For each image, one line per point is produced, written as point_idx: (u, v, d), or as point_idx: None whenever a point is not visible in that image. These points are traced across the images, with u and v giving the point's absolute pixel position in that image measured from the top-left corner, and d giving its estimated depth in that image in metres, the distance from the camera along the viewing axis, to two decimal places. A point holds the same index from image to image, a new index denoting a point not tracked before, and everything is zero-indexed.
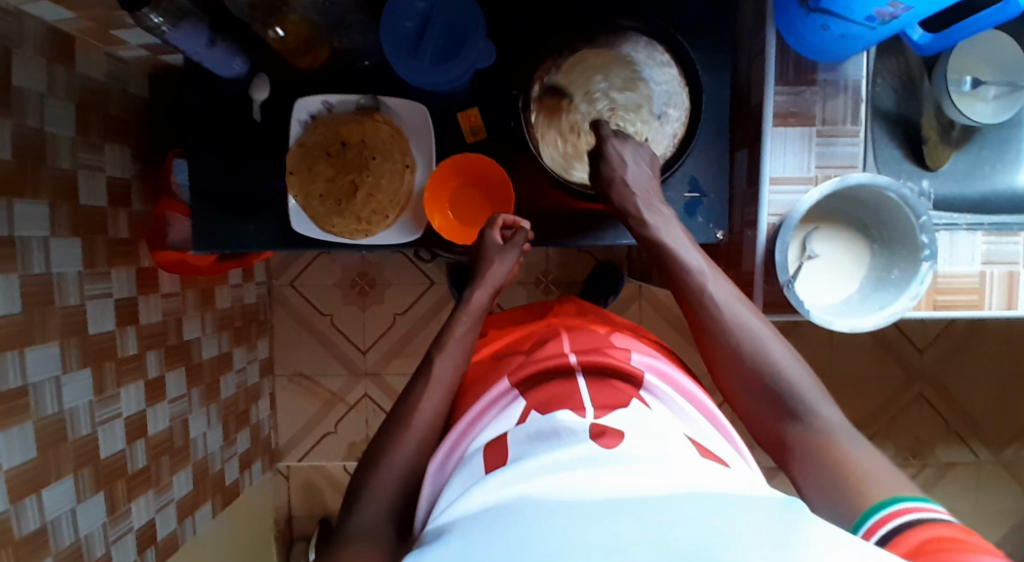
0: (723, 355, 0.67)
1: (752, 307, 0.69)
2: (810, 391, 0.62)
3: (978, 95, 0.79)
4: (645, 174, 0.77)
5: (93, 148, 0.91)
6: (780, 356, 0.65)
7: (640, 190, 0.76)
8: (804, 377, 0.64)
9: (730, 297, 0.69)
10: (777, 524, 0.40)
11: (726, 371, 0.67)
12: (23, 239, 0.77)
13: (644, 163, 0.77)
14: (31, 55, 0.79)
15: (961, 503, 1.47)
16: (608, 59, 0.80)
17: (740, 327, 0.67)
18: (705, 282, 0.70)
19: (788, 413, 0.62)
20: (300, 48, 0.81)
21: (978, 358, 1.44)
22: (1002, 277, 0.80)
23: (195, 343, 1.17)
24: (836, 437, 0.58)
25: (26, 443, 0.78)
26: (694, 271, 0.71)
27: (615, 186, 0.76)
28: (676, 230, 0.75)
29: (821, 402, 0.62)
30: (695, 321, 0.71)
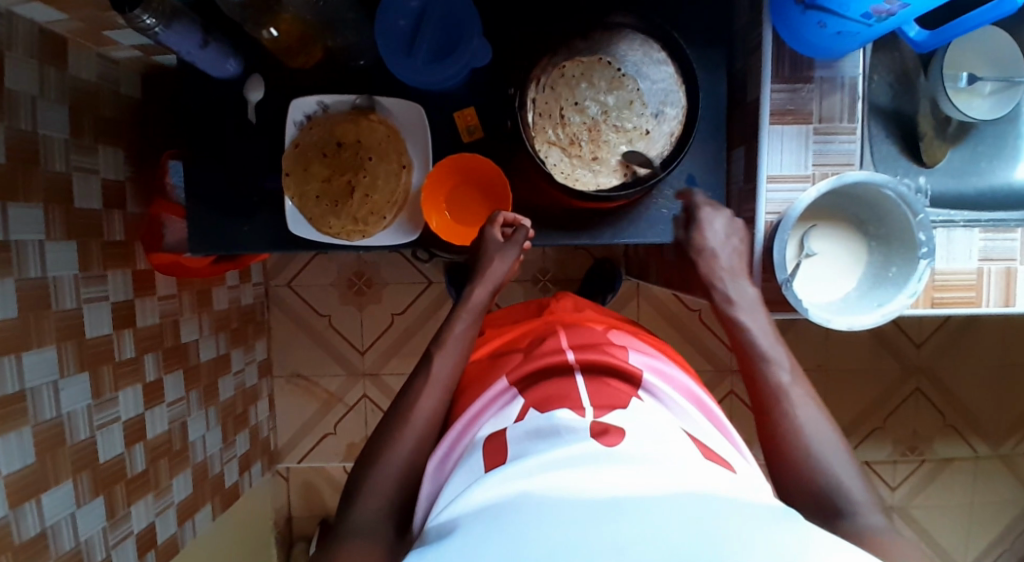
0: (774, 443, 0.63)
1: (820, 405, 0.65)
2: (863, 500, 0.57)
3: (975, 91, 0.79)
4: (736, 249, 0.78)
5: (86, 150, 0.91)
6: (837, 453, 0.61)
7: (727, 263, 0.76)
8: (860, 485, 0.58)
9: (800, 391, 0.66)
10: (777, 529, 0.40)
11: (776, 463, 0.63)
12: (18, 243, 0.77)
13: (734, 235, 0.78)
14: (22, 57, 0.78)
15: (958, 497, 1.48)
16: (593, 61, 0.79)
17: (802, 419, 0.63)
18: (774, 369, 0.68)
19: (833, 512, 0.57)
20: (294, 48, 0.80)
21: (974, 352, 1.45)
22: (1000, 274, 0.80)
23: (193, 345, 1.17)
24: (881, 549, 0.52)
25: (25, 448, 0.78)
26: (765, 356, 0.69)
27: (705, 256, 0.78)
28: (758, 315, 0.73)
29: (874, 514, 0.56)
30: (757, 409, 0.67)
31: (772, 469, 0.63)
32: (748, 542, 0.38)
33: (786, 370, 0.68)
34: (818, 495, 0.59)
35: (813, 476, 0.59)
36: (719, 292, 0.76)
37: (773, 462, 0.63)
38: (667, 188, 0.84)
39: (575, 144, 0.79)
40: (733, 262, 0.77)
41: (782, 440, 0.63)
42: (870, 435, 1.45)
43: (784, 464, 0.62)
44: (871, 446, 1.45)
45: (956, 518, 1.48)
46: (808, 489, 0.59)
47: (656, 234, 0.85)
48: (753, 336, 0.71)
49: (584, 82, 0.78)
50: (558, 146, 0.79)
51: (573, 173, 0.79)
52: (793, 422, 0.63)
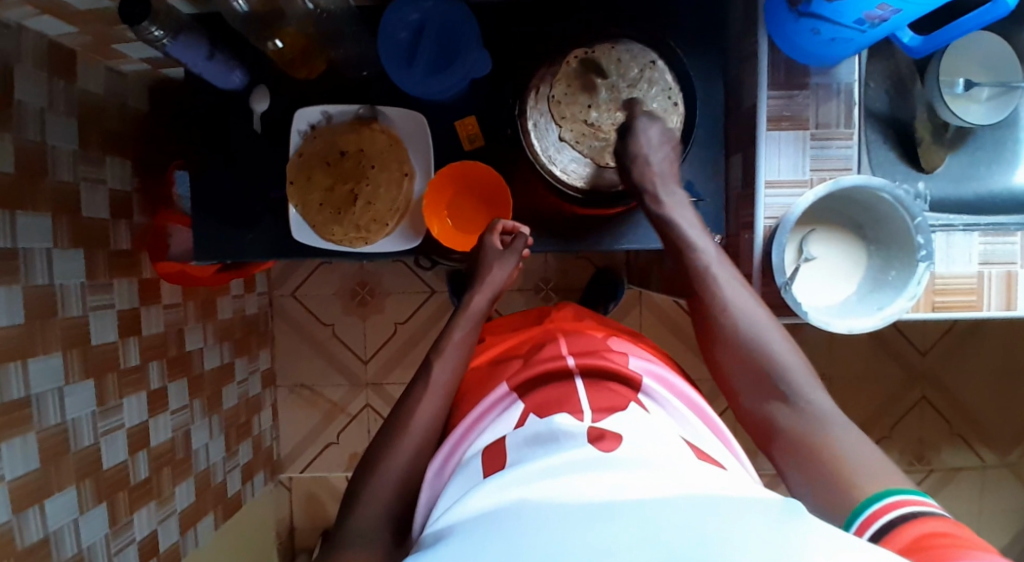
0: (717, 340, 0.68)
1: (750, 290, 0.70)
2: (800, 377, 0.63)
3: (972, 97, 0.80)
4: (666, 156, 0.78)
5: (94, 161, 0.92)
6: (775, 339, 0.65)
7: (659, 168, 0.76)
8: (795, 360, 0.64)
9: (730, 276, 0.70)
10: (776, 529, 0.39)
11: (719, 350, 0.68)
12: (26, 252, 0.78)
13: (665, 141, 0.78)
14: (33, 69, 0.80)
15: (967, 507, 1.46)
16: (604, 57, 0.79)
17: (735, 311, 0.67)
18: (704, 261, 0.71)
19: (774, 392, 0.63)
20: (298, 60, 0.82)
21: (980, 359, 1.44)
22: (1000, 277, 0.79)
23: (197, 354, 1.18)
24: (820, 424, 0.59)
25: (29, 454, 0.78)
26: (696, 246, 0.72)
27: (638, 162, 0.76)
28: (685, 209, 0.76)
29: (811, 388, 0.62)
30: (693, 299, 0.72)
31: (714, 354, 0.68)
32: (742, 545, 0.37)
33: (715, 257, 0.72)
34: (760, 378, 0.64)
35: (753, 360, 0.65)
36: (649, 193, 0.76)
37: (716, 349, 0.68)
38: None
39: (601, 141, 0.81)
40: (664, 165, 0.77)
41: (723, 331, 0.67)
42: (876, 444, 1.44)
43: (727, 353, 0.67)
44: None
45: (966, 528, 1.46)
46: (750, 374, 0.65)
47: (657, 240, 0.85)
48: (684, 230, 0.74)
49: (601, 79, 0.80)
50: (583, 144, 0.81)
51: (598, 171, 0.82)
52: (730, 312, 0.68)
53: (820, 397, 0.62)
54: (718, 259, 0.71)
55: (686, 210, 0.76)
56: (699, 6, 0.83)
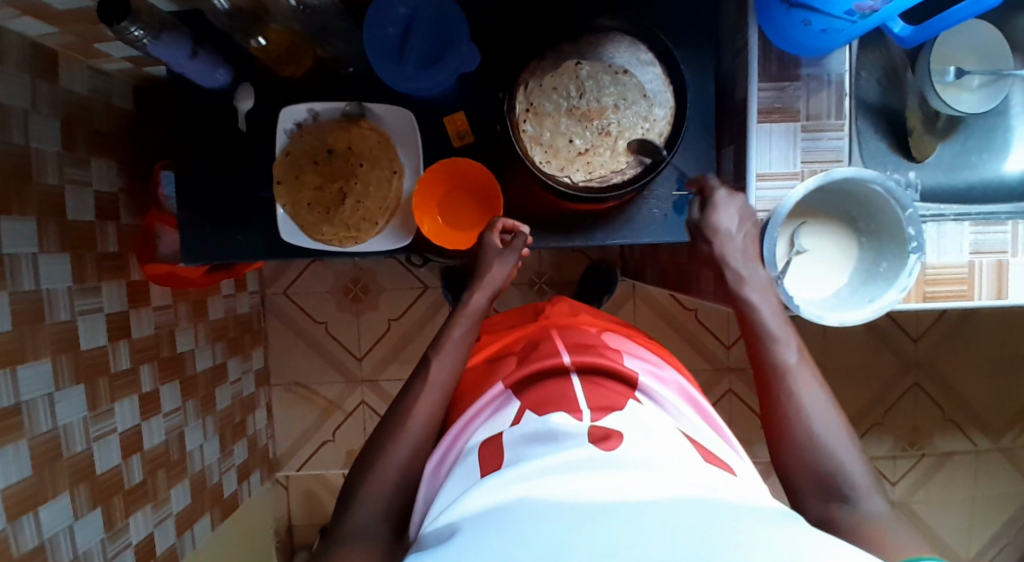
0: (780, 428, 0.65)
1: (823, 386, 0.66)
2: (866, 488, 0.60)
3: (963, 85, 0.80)
4: (750, 235, 0.74)
5: (79, 163, 0.91)
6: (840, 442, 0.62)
7: (741, 246, 0.73)
8: (863, 473, 0.61)
9: (806, 374, 0.67)
10: (777, 530, 0.40)
11: (783, 446, 0.64)
12: (12, 256, 0.77)
13: (749, 221, 0.74)
14: (14, 71, 0.79)
15: (959, 491, 1.47)
16: (543, 90, 0.79)
17: (806, 401, 0.64)
18: (778, 347, 0.68)
19: (836, 496, 0.60)
20: (283, 57, 0.81)
21: (971, 345, 1.45)
22: (991, 267, 0.79)
23: (189, 355, 1.17)
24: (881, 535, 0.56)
25: (22, 462, 0.78)
26: (772, 335, 0.68)
27: (717, 238, 0.73)
28: (765, 292, 0.72)
29: (876, 500, 0.59)
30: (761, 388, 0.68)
31: (774, 450, 0.65)
32: (745, 544, 0.37)
33: (792, 352, 0.68)
34: (823, 481, 0.61)
35: (820, 465, 0.61)
36: (731, 272, 0.72)
37: (779, 443, 0.65)
38: (659, 189, 0.85)
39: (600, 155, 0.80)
40: (746, 245, 0.74)
41: (792, 431, 0.63)
42: (869, 431, 1.45)
43: (791, 452, 0.63)
44: (870, 443, 1.45)
45: (958, 510, 1.47)
46: (814, 475, 0.62)
47: (649, 234, 0.85)
48: (759, 313, 0.70)
49: (559, 107, 0.79)
50: (584, 163, 0.80)
51: (620, 174, 0.80)
52: (802, 410, 0.64)
53: (885, 511, 0.58)
54: (794, 348, 0.68)
55: (766, 292, 0.72)
56: None
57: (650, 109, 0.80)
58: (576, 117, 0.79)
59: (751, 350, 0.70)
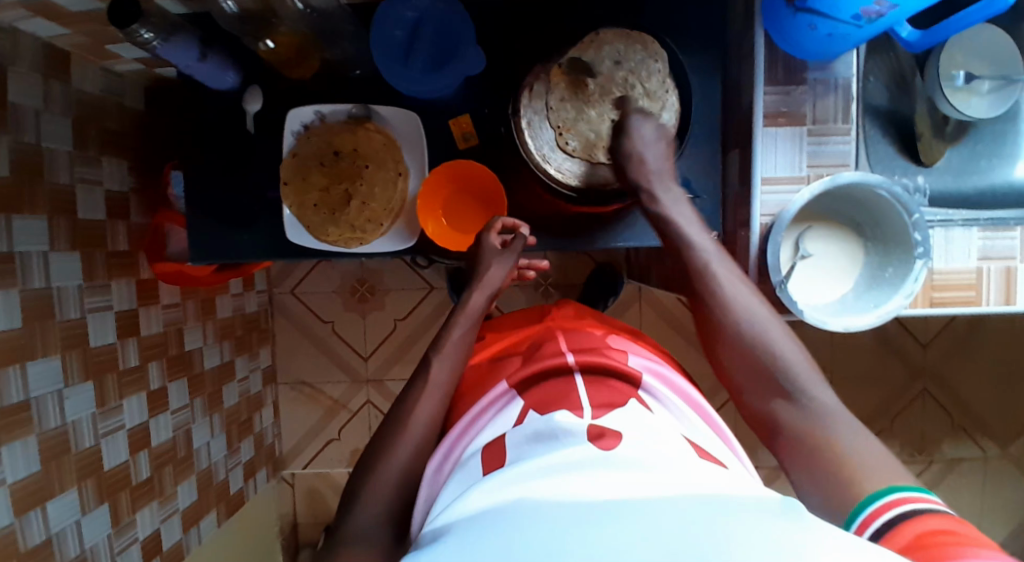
0: (719, 334, 0.67)
1: (749, 284, 0.69)
2: (803, 372, 0.62)
3: (974, 90, 0.78)
4: (663, 151, 0.76)
5: (91, 162, 0.92)
6: (775, 336, 0.64)
7: (656, 166, 0.75)
8: (799, 359, 0.63)
9: (730, 274, 0.69)
10: (774, 522, 0.40)
11: (721, 347, 0.67)
12: (23, 254, 0.78)
13: (662, 138, 0.76)
14: (27, 71, 0.80)
15: (968, 500, 1.46)
16: (551, 94, 0.79)
17: (734, 303, 0.67)
18: (701, 255, 0.70)
19: (779, 390, 0.62)
20: (294, 59, 0.81)
21: (980, 352, 1.43)
22: (999, 274, 0.79)
23: (197, 353, 1.18)
24: (825, 420, 0.59)
25: (30, 457, 0.79)
26: (695, 246, 0.70)
27: (633, 161, 0.75)
28: (683, 208, 0.74)
29: (815, 384, 0.61)
30: (693, 297, 0.70)
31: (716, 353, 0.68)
32: (743, 539, 0.37)
33: (715, 255, 0.70)
34: (764, 376, 0.63)
35: (758, 361, 0.64)
36: (647, 193, 0.74)
37: (721, 349, 0.67)
38: None
39: (602, 158, 0.80)
40: (664, 164, 0.76)
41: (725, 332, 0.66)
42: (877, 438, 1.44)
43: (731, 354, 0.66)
44: None
45: (968, 519, 1.45)
46: (754, 371, 0.64)
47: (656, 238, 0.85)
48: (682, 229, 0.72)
49: (559, 112, 0.79)
50: (587, 165, 0.80)
51: None
52: (731, 310, 0.66)
53: (824, 394, 0.61)
54: (718, 256, 0.69)
55: (684, 207, 0.74)
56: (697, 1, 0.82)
57: (653, 110, 0.80)
58: (577, 122, 0.79)
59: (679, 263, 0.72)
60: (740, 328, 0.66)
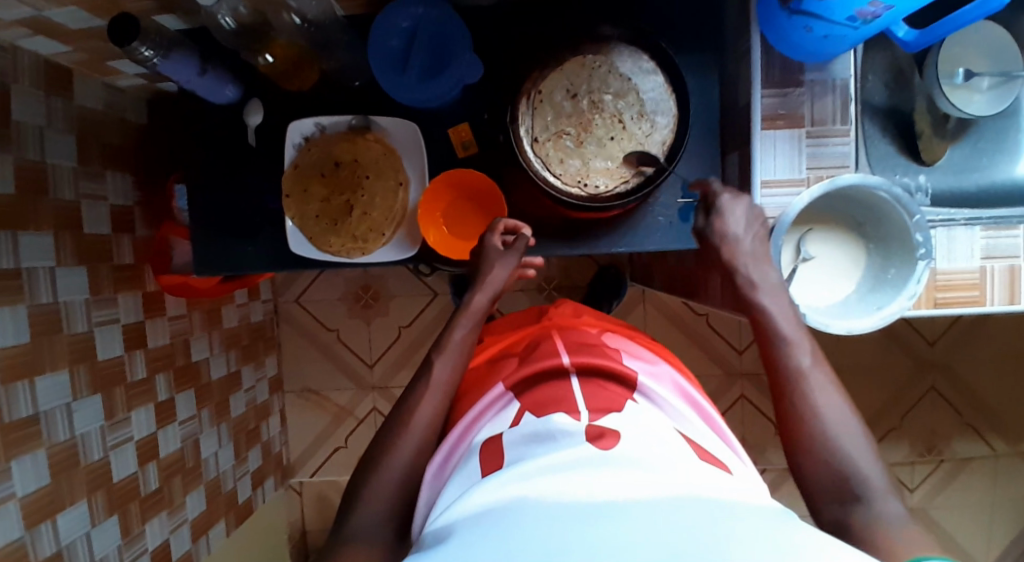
0: (796, 432, 0.61)
1: (840, 390, 0.63)
2: (881, 488, 0.56)
3: (972, 87, 0.78)
4: (758, 235, 0.72)
5: (95, 177, 0.93)
6: (859, 447, 0.59)
7: (751, 247, 0.70)
8: (879, 475, 0.57)
9: (822, 377, 0.64)
10: (768, 525, 0.40)
11: (796, 447, 0.61)
12: (29, 269, 0.79)
13: (758, 221, 0.72)
14: (29, 89, 0.81)
15: (979, 498, 1.45)
16: (544, 104, 0.79)
17: (821, 403, 0.62)
18: (793, 351, 0.65)
19: (853, 500, 0.56)
20: (289, 72, 0.82)
21: (988, 349, 1.42)
22: (1003, 272, 0.78)
23: (204, 364, 1.19)
24: (901, 538, 0.52)
25: (40, 470, 0.80)
26: (786, 338, 0.66)
27: (726, 242, 0.71)
28: (779, 297, 0.69)
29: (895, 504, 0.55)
30: (775, 392, 0.65)
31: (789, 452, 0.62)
32: (742, 542, 0.37)
33: (808, 355, 0.65)
34: (840, 484, 0.58)
35: (836, 468, 0.58)
36: (742, 275, 0.70)
37: (795, 450, 0.62)
38: (663, 196, 0.85)
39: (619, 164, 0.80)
40: (756, 247, 0.71)
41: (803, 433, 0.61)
42: (885, 435, 1.42)
43: (806, 455, 0.60)
44: (886, 449, 1.43)
45: (978, 517, 1.44)
46: (827, 478, 0.58)
47: (654, 243, 0.85)
48: (772, 316, 0.68)
49: (560, 129, 0.80)
50: (608, 174, 0.80)
51: (624, 183, 0.80)
52: (816, 411, 0.61)
53: (905, 517, 0.54)
54: (811, 354, 0.65)
55: (779, 296, 0.69)
56: (693, 4, 0.82)
57: (648, 118, 0.80)
58: (581, 135, 0.80)
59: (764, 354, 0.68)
60: (820, 430, 0.60)
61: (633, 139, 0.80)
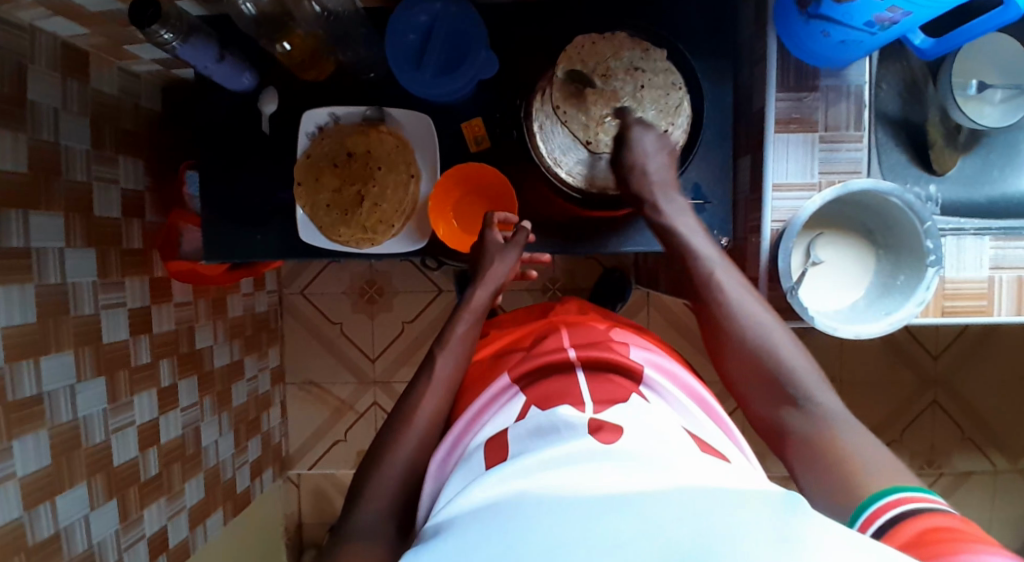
0: (722, 339, 0.66)
1: (754, 293, 0.68)
2: (807, 376, 0.61)
3: (985, 99, 0.78)
4: (664, 163, 0.76)
5: (107, 161, 0.94)
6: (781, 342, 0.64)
7: (659, 177, 0.75)
8: (803, 364, 0.62)
9: (733, 282, 0.68)
10: (775, 516, 0.39)
11: (725, 353, 0.66)
12: (38, 250, 0.80)
13: (664, 150, 0.76)
14: (46, 70, 0.81)
15: (977, 513, 1.44)
16: (567, 96, 0.79)
17: (737, 307, 0.66)
18: (706, 264, 0.69)
19: (786, 397, 0.61)
20: (306, 61, 0.82)
21: (992, 365, 1.42)
22: (1011, 283, 0.78)
23: (207, 351, 1.19)
24: (833, 426, 0.57)
25: (41, 451, 0.80)
26: (700, 254, 0.70)
27: (635, 172, 0.75)
28: (688, 218, 0.74)
29: (822, 391, 0.60)
30: (699, 307, 0.69)
31: (721, 359, 0.66)
32: (748, 536, 0.37)
33: (717, 264, 0.69)
34: (771, 382, 0.62)
35: (762, 367, 0.63)
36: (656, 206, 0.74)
37: (725, 357, 0.66)
38: None
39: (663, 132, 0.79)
40: (668, 177, 0.75)
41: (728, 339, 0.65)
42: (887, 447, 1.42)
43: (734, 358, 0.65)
44: None
45: None
46: (758, 378, 0.63)
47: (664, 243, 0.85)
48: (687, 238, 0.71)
49: (598, 117, 0.79)
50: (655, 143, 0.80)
51: None
52: (733, 314, 0.66)
53: (834, 402, 0.59)
54: (723, 264, 0.69)
55: (689, 216, 0.74)
56: (710, 7, 0.83)
57: (669, 115, 0.80)
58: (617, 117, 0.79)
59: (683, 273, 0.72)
60: (743, 334, 0.65)
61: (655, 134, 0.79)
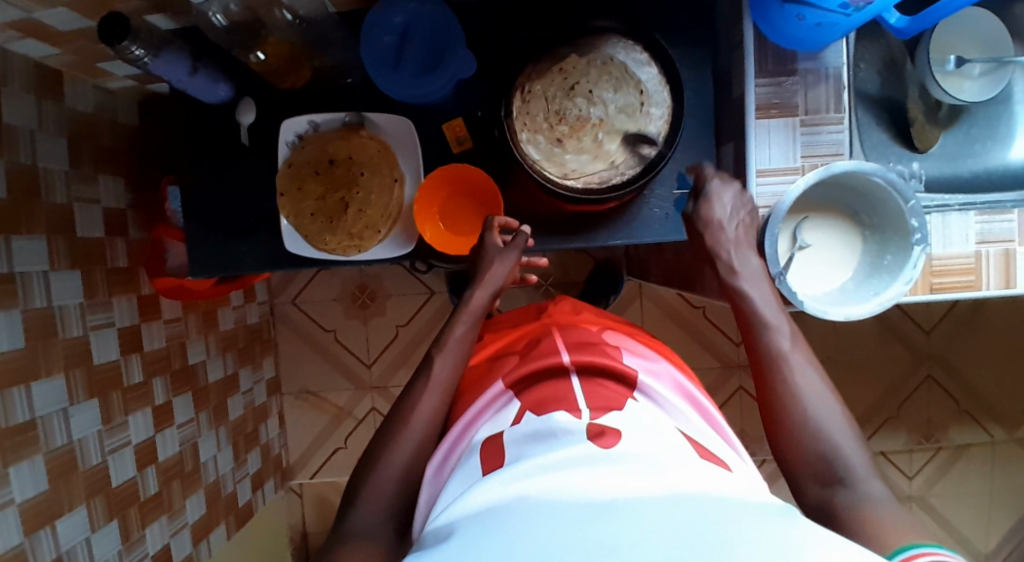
0: (781, 412, 0.63)
1: (821, 374, 0.65)
2: (863, 469, 0.57)
3: (964, 74, 0.79)
4: (743, 223, 0.73)
5: (87, 181, 0.93)
6: (840, 428, 0.60)
7: (733, 235, 0.72)
8: (861, 456, 0.58)
9: (801, 357, 0.65)
10: (772, 522, 0.40)
11: (777, 427, 0.63)
12: (22, 274, 0.79)
13: (743, 207, 0.73)
14: (17, 91, 0.80)
15: (976, 484, 1.46)
16: (539, 95, 0.79)
17: (801, 385, 0.63)
18: (775, 336, 0.66)
19: (837, 482, 0.57)
20: (283, 68, 0.81)
21: (983, 337, 1.43)
22: (998, 257, 0.78)
23: (201, 366, 1.18)
24: (887, 521, 0.53)
25: (37, 476, 0.79)
26: (768, 323, 0.67)
27: (710, 228, 0.72)
28: (759, 282, 0.70)
29: (877, 485, 0.56)
30: (759, 378, 0.66)
31: (774, 435, 0.63)
32: (747, 538, 0.37)
33: (786, 337, 0.66)
34: (824, 466, 0.58)
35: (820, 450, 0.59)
36: (724, 260, 0.71)
37: (778, 432, 0.63)
38: (659, 187, 0.85)
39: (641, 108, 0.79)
40: (739, 233, 0.72)
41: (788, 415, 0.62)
42: (884, 424, 1.43)
43: (789, 434, 0.61)
44: (885, 438, 1.44)
45: (973, 504, 1.46)
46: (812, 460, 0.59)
47: (651, 234, 0.85)
48: (753, 302, 0.69)
49: (574, 109, 0.79)
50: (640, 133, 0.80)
51: (619, 175, 0.80)
52: (797, 392, 0.63)
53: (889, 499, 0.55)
54: (793, 340, 0.66)
55: (760, 282, 0.70)
56: None
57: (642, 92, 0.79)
58: (597, 128, 0.79)
59: (747, 341, 0.69)
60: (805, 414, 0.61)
61: (633, 114, 0.79)
